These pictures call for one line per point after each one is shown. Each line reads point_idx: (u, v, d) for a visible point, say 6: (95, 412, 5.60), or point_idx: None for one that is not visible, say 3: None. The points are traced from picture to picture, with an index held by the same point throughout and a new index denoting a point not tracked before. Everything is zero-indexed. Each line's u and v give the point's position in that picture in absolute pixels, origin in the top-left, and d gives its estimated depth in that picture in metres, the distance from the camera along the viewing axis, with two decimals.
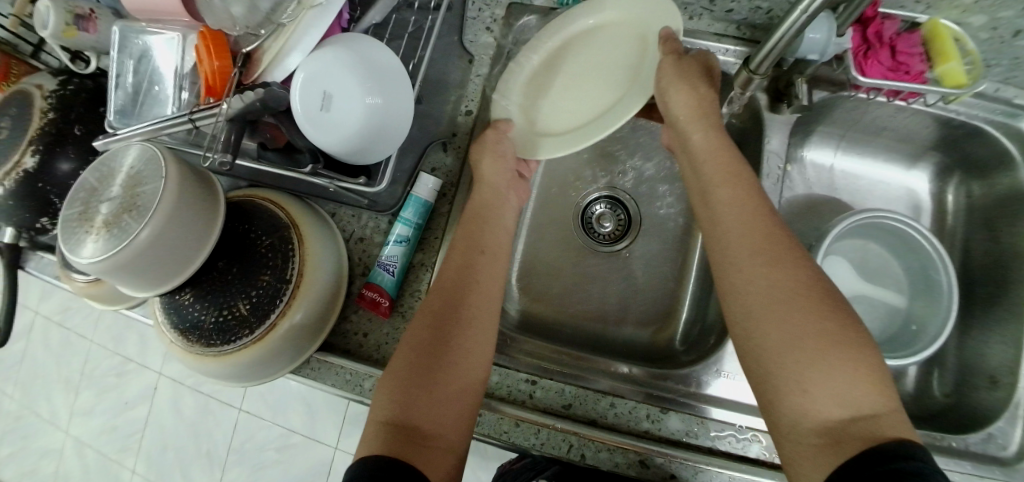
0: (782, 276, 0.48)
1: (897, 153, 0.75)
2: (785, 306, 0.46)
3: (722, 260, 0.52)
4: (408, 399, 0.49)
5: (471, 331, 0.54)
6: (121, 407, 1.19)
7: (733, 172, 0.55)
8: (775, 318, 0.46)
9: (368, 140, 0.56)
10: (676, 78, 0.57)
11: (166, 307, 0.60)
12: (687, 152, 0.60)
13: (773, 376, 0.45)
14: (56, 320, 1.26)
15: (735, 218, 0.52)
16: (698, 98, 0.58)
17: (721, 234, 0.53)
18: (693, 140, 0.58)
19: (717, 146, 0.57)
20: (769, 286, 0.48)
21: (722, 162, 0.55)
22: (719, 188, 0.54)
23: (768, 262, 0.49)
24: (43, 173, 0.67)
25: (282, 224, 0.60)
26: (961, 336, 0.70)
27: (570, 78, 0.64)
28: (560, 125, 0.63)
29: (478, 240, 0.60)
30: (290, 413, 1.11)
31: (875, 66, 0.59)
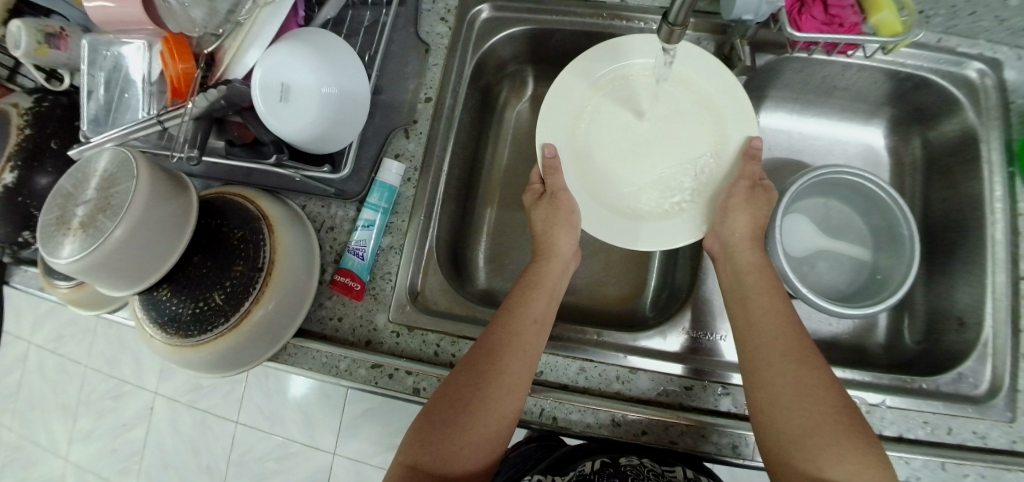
0: (806, 370, 0.52)
1: (852, 111, 0.77)
2: (812, 399, 0.50)
3: (754, 349, 0.55)
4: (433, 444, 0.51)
5: (501, 389, 0.53)
6: (120, 429, 1.19)
7: (772, 283, 0.58)
8: (796, 406, 0.50)
9: (327, 130, 0.58)
10: (746, 193, 0.60)
11: (144, 304, 0.62)
12: (729, 263, 0.61)
13: (791, 456, 0.49)
14: (50, 348, 1.25)
15: (767, 313, 0.56)
16: (756, 214, 0.60)
17: (755, 326, 0.56)
18: (738, 255, 0.60)
19: (762, 263, 0.59)
20: (799, 381, 0.51)
21: (762, 275, 0.59)
22: (752, 282, 0.58)
23: (797, 359, 0.53)
24: (21, 187, 0.70)
25: (253, 216, 0.61)
26: (927, 282, 0.72)
27: (625, 145, 0.65)
28: (644, 205, 0.62)
29: (530, 301, 0.59)
30: (286, 421, 1.10)
31: (809, 21, 0.61)
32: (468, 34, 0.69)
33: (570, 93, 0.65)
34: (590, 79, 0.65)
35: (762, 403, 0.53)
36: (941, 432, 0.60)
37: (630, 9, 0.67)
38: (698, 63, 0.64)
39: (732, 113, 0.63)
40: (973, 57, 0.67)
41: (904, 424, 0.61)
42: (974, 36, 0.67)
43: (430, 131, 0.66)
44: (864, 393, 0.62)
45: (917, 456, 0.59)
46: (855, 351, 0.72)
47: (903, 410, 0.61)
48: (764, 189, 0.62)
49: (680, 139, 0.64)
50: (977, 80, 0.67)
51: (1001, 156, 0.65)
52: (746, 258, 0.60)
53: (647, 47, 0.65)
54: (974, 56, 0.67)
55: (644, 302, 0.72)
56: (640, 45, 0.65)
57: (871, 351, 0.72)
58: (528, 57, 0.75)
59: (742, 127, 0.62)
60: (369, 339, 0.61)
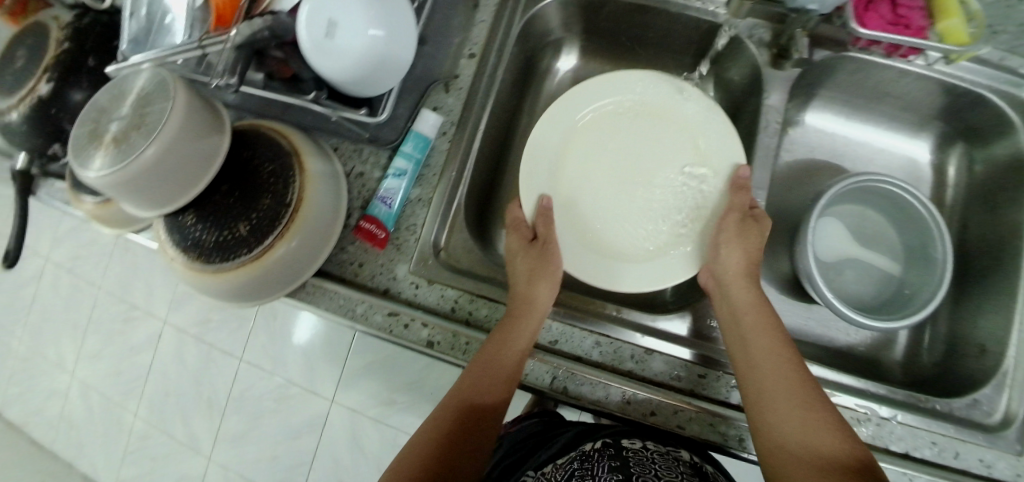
0: (792, 376, 0.53)
1: (901, 121, 0.75)
2: (800, 402, 0.51)
3: (756, 387, 0.53)
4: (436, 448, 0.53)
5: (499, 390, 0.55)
6: (126, 353, 1.21)
7: (770, 320, 0.56)
8: (789, 410, 0.51)
9: (365, 74, 0.57)
10: (736, 228, 0.59)
11: (169, 227, 0.62)
12: (726, 300, 0.59)
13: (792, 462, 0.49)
14: (66, 266, 1.27)
15: (755, 324, 0.56)
16: (748, 247, 0.59)
17: (756, 362, 0.54)
18: (736, 294, 0.58)
19: (759, 299, 0.58)
20: (788, 386, 0.52)
21: (762, 309, 0.57)
22: (752, 319, 0.57)
23: (784, 365, 0.53)
24: (55, 100, 0.71)
25: (285, 152, 0.61)
26: (954, 306, 0.71)
27: (614, 184, 0.64)
28: (633, 245, 0.61)
29: (531, 305, 0.57)
30: (289, 364, 1.12)
31: (875, 19, 0.59)
32: None
33: (559, 132, 0.64)
34: (579, 115, 0.65)
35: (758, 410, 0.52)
36: (947, 454, 0.60)
37: None
38: (680, 99, 0.64)
39: (717, 146, 0.62)
40: None
41: (913, 441, 0.60)
42: None
43: (471, 87, 0.65)
44: (877, 405, 0.61)
45: (921, 473, 0.58)
46: (870, 363, 0.71)
47: (913, 428, 0.60)
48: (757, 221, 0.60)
49: (666, 177, 0.63)
50: None
51: None
52: (740, 297, 0.58)
53: (632, 85, 0.65)
54: None
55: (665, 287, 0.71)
56: (625, 81, 0.65)
57: (886, 366, 0.71)
58: (575, 26, 0.73)
59: (731, 156, 0.62)
60: (387, 287, 0.61)
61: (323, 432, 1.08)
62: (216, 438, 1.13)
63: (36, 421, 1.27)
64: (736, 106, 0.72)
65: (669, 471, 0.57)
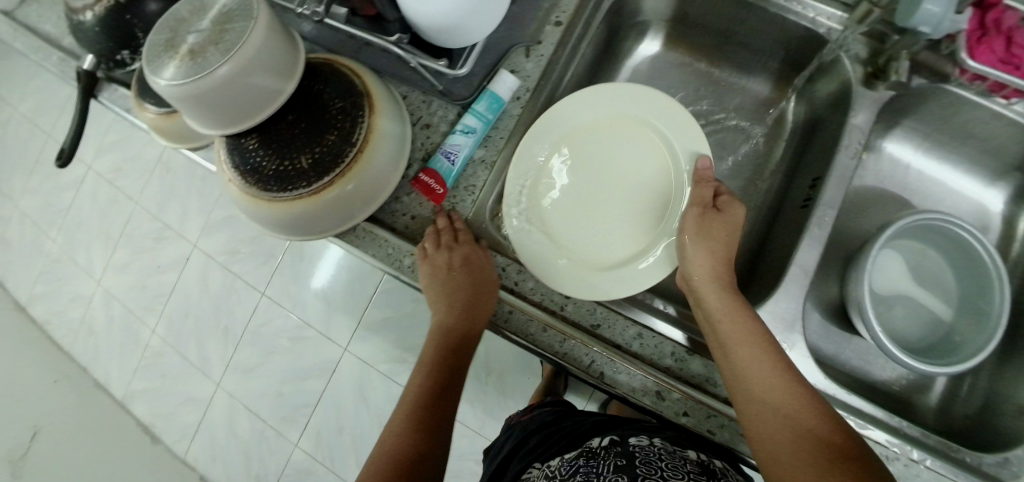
0: (765, 360, 0.51)
1: (982, 165, 0.72)
2: (775, 387, 0.49)
3: (738, 395, 0.51)
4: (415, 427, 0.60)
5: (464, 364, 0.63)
6: (152, 270, 1.23)
7: (743, 323, 0.53)
8: (766, 396, 0.49)
9: (456, 25, 0.55)
10: (698, 229, 0.56)
11: (229, 148, 0.62)
12: (702, 309, 0.56)
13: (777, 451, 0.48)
14: (107, 177, 1.28)
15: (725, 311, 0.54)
16: (710, 258, 0.56)
17: (745, 383, 0.50)
18: (709, 304, 0.55)
19: (736, 305, 0.54)
20: (763, 372, 0.50)
21: (739, 316, 0.53)
22: (731, 329, 0.53)
23: (756, 351, 0.51)
24: (132, 6, 0.70)
25: (357, 91, 0.60)
26: (999, 361, 0.68)
27: (580, 185, 0.62)
28: (609, 251, 0.60)
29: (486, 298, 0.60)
30: (308, 307, 1.12)
31: (986, 54, 0.56)
32: None
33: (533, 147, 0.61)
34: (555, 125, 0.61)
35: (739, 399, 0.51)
36: None
37: None
38: (653, 101, 0.60)
39: (678, 136, 0.60)
40: None
41: None
42: None
43: (553, 56, 0.63)
44: (909, 446, 0.60)
45: None
46: (901, 403, 0.70)
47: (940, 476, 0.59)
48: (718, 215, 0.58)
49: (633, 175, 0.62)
50: None
51: None
52: (715, 304, 0.55)
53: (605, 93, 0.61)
54: None
55: None
56: (598, 90, 0.61)
57: (917, 410, 0.70)
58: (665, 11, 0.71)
59: (691, 144, 0.60)
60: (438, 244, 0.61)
61: (332, 378, 1.09)
62: (227, 366, 1.15)
63: (57, 322, 1.30)
64: (815, 121, 0.69)
65: (675, 471, 0.52)
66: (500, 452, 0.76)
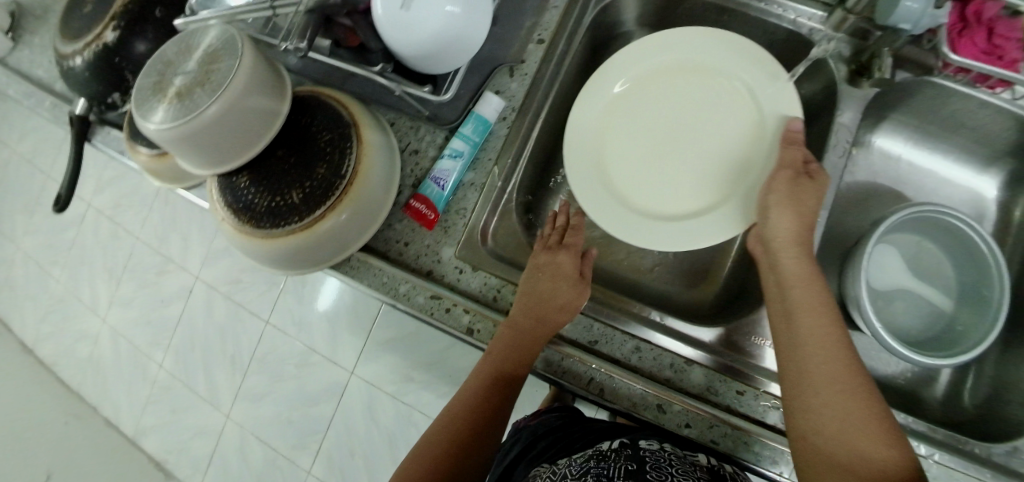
0: (829, 350, 0.50)
1: (973, 154, 0.72)
2: (827, 377, 0.49)
3: (791, 377, 0.51)
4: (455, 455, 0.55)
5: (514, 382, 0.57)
6: (156, 303, 1.24)
7: (821, 301, 0.52)
8: (815, 386, 0.49)
9: (441, 48, 0.55)
10: (789, 194, 0.55)
11: (222, 186, 0.63)
12: (772, 271, 0.56)
13: (812, 440, 0.48)
14: (107, 214, 1.29)
15: (799, 289, 0.53)
16: (802, 209, 0.54)
17: (795, 366, 0.51)
18: (783, 263, 0.54)
19: (811, 278, 0.53)
20: (821, 361, 0.50)
21: (812, 294, 0.52)
22: (804, 315, 0.52)
23: (818, 337, 0.50)
24: (120, 49, 0.71)
25: (344, 122, 0.61)
26: (1003, 349, 0.68)
27: (651, 138, 0.65)
28: (671, 204, 0.62)
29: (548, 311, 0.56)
30: (313, 332, 1.13)
31: (968, 47, 0.56)
32: None
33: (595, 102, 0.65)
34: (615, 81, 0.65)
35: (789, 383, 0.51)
36: None
37: None
38: (758, 59, 0.59)
39: (773, 99, 0.59)
40: None
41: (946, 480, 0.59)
42: None
43: (537, 74, 0.63)
44: (915, 441, 0.60)
45: None
46: (907, 398, 0.70)
47: (949, 469, 0.60)
48: (812, 180, 0.55)
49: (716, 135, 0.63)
50: None
51: None
52: (792, 270, 0.54)
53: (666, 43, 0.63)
54: None
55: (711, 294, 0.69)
56: (680, 38, 0.62)
57: (924, 403, 0.69)
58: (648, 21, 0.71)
59: (787, 108, 0.58)
60: (431, 269, 0.61)
61: (340, 401, 1.10)
62: (236, 396, 1.16)
63: (65, 361, 1.31)
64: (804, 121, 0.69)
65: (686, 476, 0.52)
66: (506, 458, 0.75)
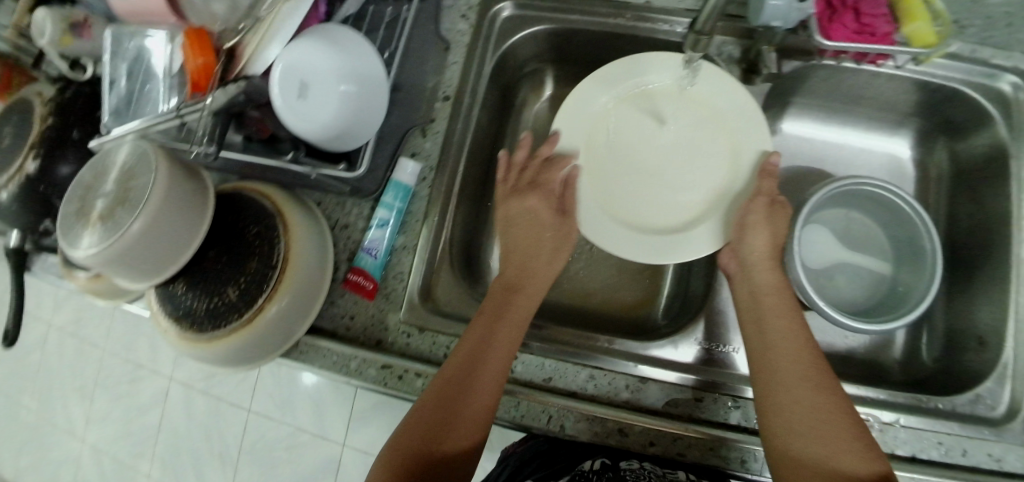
0: (801, 348, 0.53)
1: (880, 120, 0.75)
2: (802, 373, 0.51)
3: (769, 374, 0.52)
4: (422, 448, 0.50)
5: (494, 359, 0.54)
6: (134, 412, 1.21)
7: (788, 307, 0.56)
8: (793, 381, 0.51)
9: (345, 128, 0.57)
10: (764, 216, 0.58)
11: (160, 297, 0.63)
12: (746, 280, 0.58)
13: (792, 435, 0.49)
14: (71, 331, 1.27)
15: (771, 295, 0.56)
16: (775, 230, 0.58)
17: (775, 364, 0.52)
18: (758, 275, 0.57)
19: (780, 285, 0.57)
20: (795, 359, 0.52)
21: (781, 299, 0.56)
22: (776, 323, 0.54)
23: (790, 338, 0.53)
24: (44, 177, 0.71)
25: (269, 212, 0.62)
26: (948, 299, 0.70)
27: (627, 156, 0.64)
28: (647, 215, 0.62)
29: (530, 273, 0.61)
30: (297, 411, 1.12)
31: (839, 30, 0.58)
32: (488, 32, 0.67)
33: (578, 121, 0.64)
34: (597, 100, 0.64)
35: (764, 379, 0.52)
36: (956, 453, 0.59)
37: (655, 11, 0.65)
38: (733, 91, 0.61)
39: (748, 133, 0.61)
40: (1007, 69, 0.65)
41: (918, 443, 0.59)
42: (1009, 47, 0.66)
43: (448, 130, 0.65)
44: (877, 411, 0.61)
45: (929, 476, 0.58)
46: (870, 366, 0.71)
47: (918, 431, 0.60)
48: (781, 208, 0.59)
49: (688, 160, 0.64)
50: (1012, 93, 0.65)
51: None
52: (765, 279, 0.57)
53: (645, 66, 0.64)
54: (1009, 68, 0.65)
55: (655, 311, 0.71)
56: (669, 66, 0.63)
57: (887, 367, 0.71)
58: (549, 57, 0.73)
59: (758, 142, 0.61)
60: (380, 338, 0.62)
61: (337, 475, 1.08)
62: None
63: None
64: None
65: None
66: None
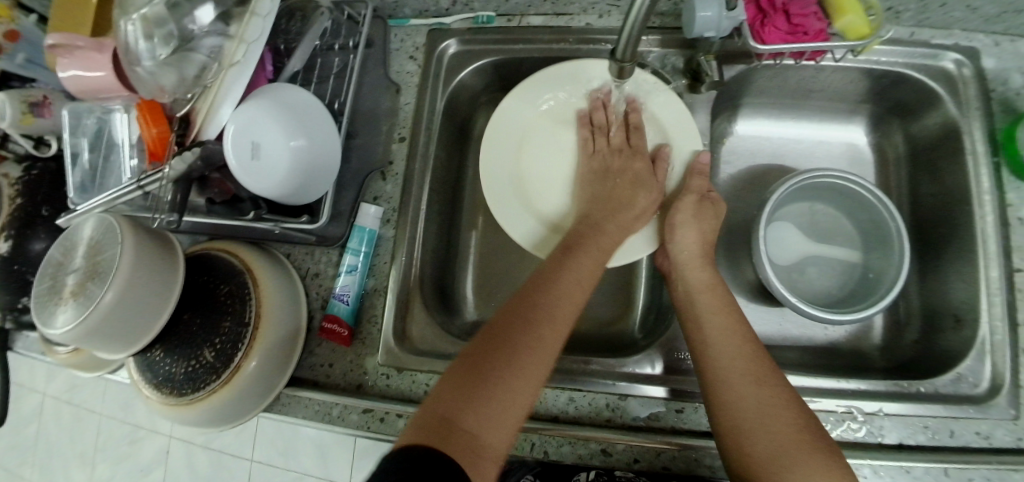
0: (740, 341, 0.54)
1: (833, 110, 0.77)
2: (744, 365, 0.52)
3: (714, 373, 0.53)
4: (467, 397, 0.45)
5: (553, 311, 0.51)
6: (138, 474, 1.21)
7: (723, 303, 0.57)
8: (737, 375, 0.52)
9: (301, 182, 0.58)
10: (693, 214, 0.61)
11: (140, 365, 0.63)
12: (682, 282, 0.60)
13: (745, 432, 0.49)
14: (65, 398, 1.27)
15: (704, 292, 0.58)
16: (704, 224, 0.61)
17: (716, 360, 0.53)
18: (689, 274, 0.60)
19: (713, 280, 0.59)
20: (738, 352, 0.53)
21: (716, 295, 0.58)
22: (714, 320, 0.56)
23: (729, 331, 0.55)
24: (17, 255, 0.72)
25: (238, 270, 0.63)
26: (922, 279, 0.71)
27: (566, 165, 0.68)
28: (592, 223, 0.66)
29: (597, 224, 0.59)
30: (300, 456, 1.12)
31: (773, 32, 0.59)
32: (437, 70, 0.70)
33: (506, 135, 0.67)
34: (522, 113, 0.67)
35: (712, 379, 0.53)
36: (944, 436, 0.59)
37: (596, 32, 0.68)
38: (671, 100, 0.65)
39: (682, 133, 0.65)
40: (947, 48, 0.66)
41: (904, 430, 0.59)
42: (948, 26, 0.67)
43: (404, 172, 0.68)
44: (860, 402, 0.60)
45: (920, 462, 0.57)
46: (852, 354, 0.71)
47: (903, 417, 0.59)
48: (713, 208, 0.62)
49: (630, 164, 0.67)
50: (955, 70, 0.66)
51: (986, 147, 0.64)
52: (698, 278, 0.59)
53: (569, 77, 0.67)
54: (950, 47, 0.66)
55: (632, 324, 0.71)
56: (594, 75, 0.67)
57: (868, 354, 0.71)
58: (498, 86, 0.76)
59: (690, 144, 0.65)
60: (361, 382, 0.63)
61: None
62: None
63: None
64: None
65: None
66: None
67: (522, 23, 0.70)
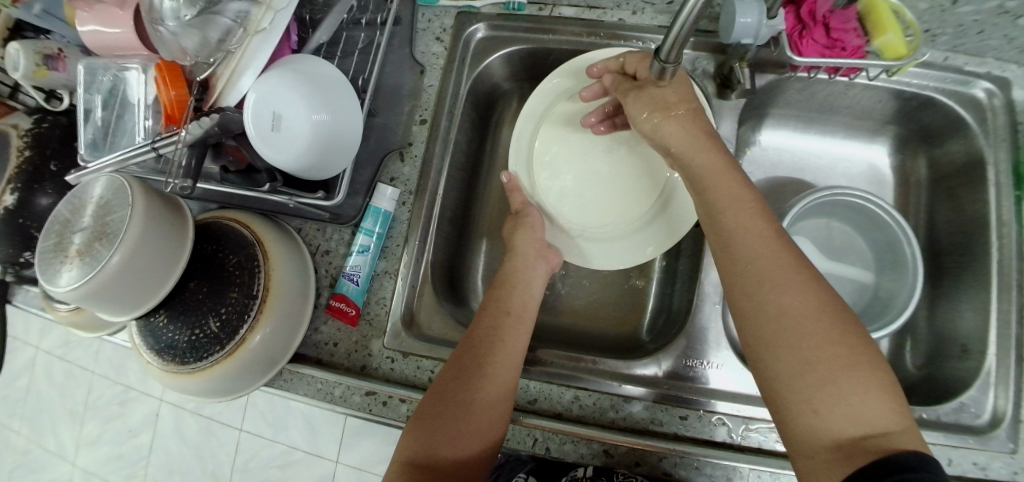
0: (765, 234, 0.50)
1: (856, 128, 0.76)
2: (767, 260, 0.48)
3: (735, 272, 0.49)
4: (427, 444, 0.51)
5: (499, 362, 0.55)
6: (126, 435, 1.21)
7: (744, 193, 0.52)
8: (759, 272, 0.48)
9: (322, 154, 0.57)
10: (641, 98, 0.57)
11: (140, 330, 0.61)
12: (687, 169, 0.55)
13: (770, 339, 0.46)
14: (57, 354, 1.26)
15: (718, 179, 0.53)
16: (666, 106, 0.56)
17: (734, 257, 0.50)
18: (699, 163, 0.54)
19: (724, 161, 0.54)
20: (760, 246, 0.49)
21: (728, 181, 0.53)
22: (732, 218, 0.51)
23: (749, 225, 0.50)
24: (22, 208, 0.70)
25: (247, 241, 0.62)
26: (931, 305, 0.71)
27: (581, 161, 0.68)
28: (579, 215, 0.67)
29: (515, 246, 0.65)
30: (290, 430, 1.12)
31: (810, 45, 0.58)
32: (463, 53, 0.70)
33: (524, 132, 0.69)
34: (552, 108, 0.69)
35: (734, 280, 0.49)
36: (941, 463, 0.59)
37: (627, 28, 0.67)
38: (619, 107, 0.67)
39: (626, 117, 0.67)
40: (981, 75, 0.65)
41: None
42: (982, 54, 0.66)
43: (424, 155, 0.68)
44: None
45: None
46: None
47: None
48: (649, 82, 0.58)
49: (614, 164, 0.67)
50: (986, 99, 0.65)
51: (1010, 179, 0.64)
52: (705, 161, 0.54)
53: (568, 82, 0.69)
54: (982, 75, 0.65)
55: (642, 326, 0.71)
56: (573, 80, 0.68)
57: None
58: (523, 76, 0.75)
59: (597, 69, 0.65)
60: (365, 364, 0.63)
61: None
62: None
63: None
64: None
65: None
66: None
67: (553, 13, 0.69)
